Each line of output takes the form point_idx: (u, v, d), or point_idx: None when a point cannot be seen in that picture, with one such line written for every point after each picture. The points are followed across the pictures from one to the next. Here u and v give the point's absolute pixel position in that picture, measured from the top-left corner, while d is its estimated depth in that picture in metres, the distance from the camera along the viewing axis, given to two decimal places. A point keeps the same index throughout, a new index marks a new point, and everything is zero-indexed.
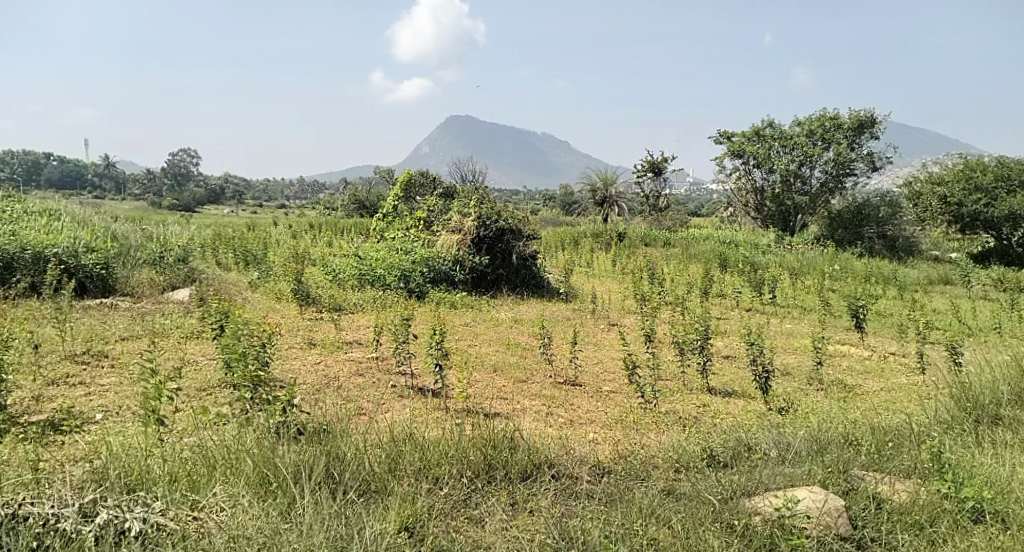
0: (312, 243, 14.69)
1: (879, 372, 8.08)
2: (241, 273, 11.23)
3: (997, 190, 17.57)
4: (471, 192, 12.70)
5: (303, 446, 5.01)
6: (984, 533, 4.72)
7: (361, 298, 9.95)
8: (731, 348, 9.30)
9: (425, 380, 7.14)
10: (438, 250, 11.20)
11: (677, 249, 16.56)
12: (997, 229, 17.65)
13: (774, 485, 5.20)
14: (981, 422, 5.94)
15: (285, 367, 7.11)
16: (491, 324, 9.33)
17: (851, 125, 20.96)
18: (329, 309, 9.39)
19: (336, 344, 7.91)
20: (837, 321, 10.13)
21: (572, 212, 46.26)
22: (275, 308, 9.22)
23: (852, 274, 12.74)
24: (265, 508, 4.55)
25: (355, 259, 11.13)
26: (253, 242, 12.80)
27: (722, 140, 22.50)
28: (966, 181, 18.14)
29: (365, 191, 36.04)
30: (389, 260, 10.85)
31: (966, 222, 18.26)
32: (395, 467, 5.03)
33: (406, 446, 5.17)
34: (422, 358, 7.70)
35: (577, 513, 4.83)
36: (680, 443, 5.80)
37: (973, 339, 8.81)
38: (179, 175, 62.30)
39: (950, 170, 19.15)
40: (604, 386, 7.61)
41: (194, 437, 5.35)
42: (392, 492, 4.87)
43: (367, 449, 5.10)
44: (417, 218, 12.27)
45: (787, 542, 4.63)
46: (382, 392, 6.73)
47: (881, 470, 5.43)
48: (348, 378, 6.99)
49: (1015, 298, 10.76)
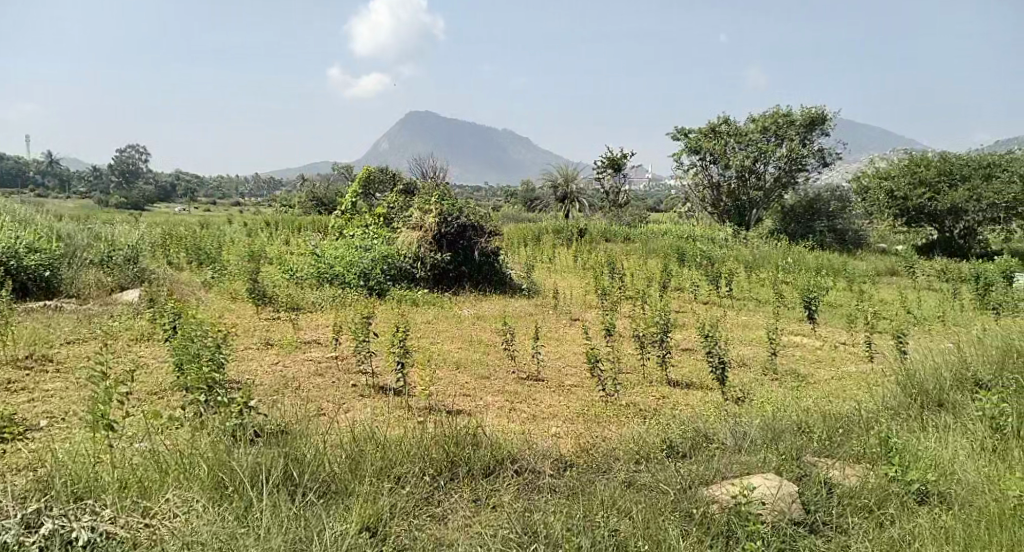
0: (267, 241, 14.60)
1: (830, 361, 8.35)
2: (193, 273, 11.14)
3: (940, 184, 18.11)
4: (431, 188, 12.71)
5: (261, 448, 5.02)
6: (928, 513, 4.90)
7: (320, 296, 9.94)
8: (689, 341, 9.51)
9: (386, 379, 7.19)
10: (399, 248, 11.23)
11: (637, 244, 16.81)
12: (939, 222, 18.55)
13: (730, 474, 5.39)
14: (927, 407, 6.15)
15: (241, 368, 7.10)
16: (454, 321, 9.40)
17: (802, 122, 21.40)
18: (287, 308, 9.37)
19: (293, 343, 7.91)
20: (790, 312, 10.41)
21: (532, 208, 46.29)
22: (230, 308, 9.18)
23: (803, 267, 13.06)
24: (220, 512, 4.53)
25: (313, 257, 11.10)
26: (205, 241, 12.66)
27: (678, 136, 22.78)
28: (911, 176, 18.70)
29: (320, 188, 35.68)
30: (349, 258, 10.86)
31: (912, 215, 18.94)
32: (357, 467, 5.07)
33: (368, 445, 5.22)
34: (383, 357, 7.74)
35: (540, 506, 4.91)
36: (639, 435, 5.96)
37: (918, 327, 9.11)
38: (127, 172, 60.83)
39: (896, 165, 19.77)
40: (566, 381, 7.73)
41: (146, 442, 5.33)
42: (354, 491, 4.89)
43: (327, 450, 5.14)
44: (378, 215, 12.29)
45: (744, 529, 4.75)
46: (343, 391, 6.77)
47: (832, 456, 5.64)
48: (307, 378, 7.01)
49: (960, 288, 11.15)
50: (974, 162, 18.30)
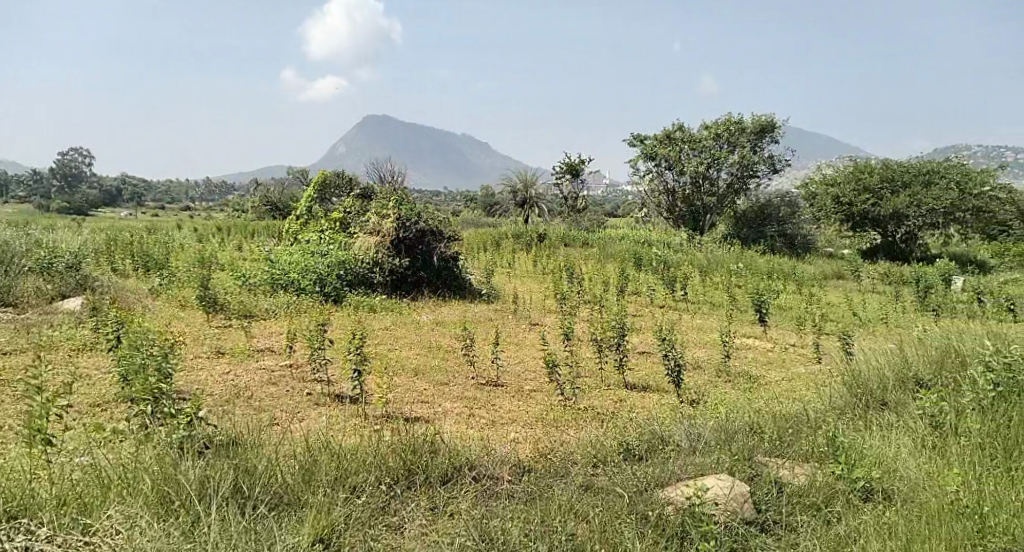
0: (219, 247, 14.44)
1: (780, 363, 8.56)
2: (140, 280, 10.97)
3: (883, 191, 18.88)
4: (388, 192, 12.69)
5: (209, 461, 4.97)
6: (873, 510, 5.04)
7: (273, 303, 9.87)
8: (646, 344, 9.67)
9: (342, 386, 7.19)
10: (356, 253, 11.19)
11: (595, 249, 16.99)
12: (882, 227, 19.13)
13: (685, 475, 5.50)
14: (871, 406, 6.35)
15: (190, 378, 7.03)
16: (412, 327, 9.41)
17: (753, 130, 21.80)
18: (239, 316, 9.29)
19: (245, 351, 7.86)
20: (743, 315, 10.64)
21: (491, 213, 46.29)
22: (179, 316, 9.06)
23: (754, 271, 13.34)
24: (165, 528, 4.48)
25: (266, 263, 11.01)
26: (153, 247, 12.47)
27: (634, 143, 23.04)
28: (856, 182, 19.39)
29: (274, 193, 35.27)
30: (304, 264, 10.81)
31: (856, 220, 19.44)
32: (310, 477, 5.06)
33: (322, 455, 5.22)
34: (339, 365, 7.72)
35: (497, 513, 4.95)
36: (597, 439, 6.07)
37: (864, 329, 9.37)
38: (70, 177, 59.42)
39: (842, 171, 20.52)
40: (525, 386, 7.81)
41: (88, 455, 5.26)
42: (307, 503, 4.88)
43: (280, 462, 5.12)
44: (334, 220, 12.24)
45: (697, 529, 4.86)
46: (298, 400, 6.75)
47: (783, 455, 5.79)
48: (260, 387, 6.97)
49: (903, 290, 11.52)
50: (914, 169, 19.03)
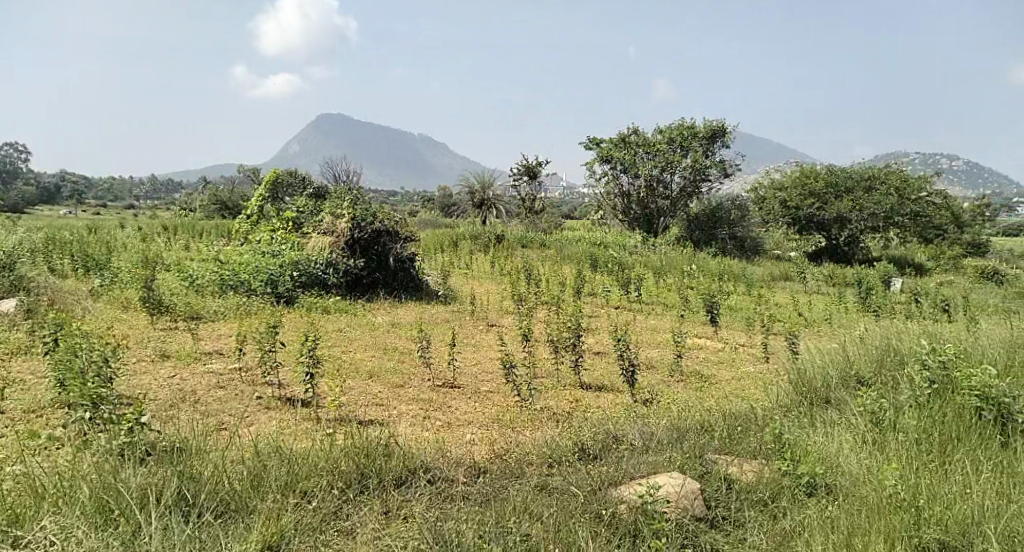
0: (165, 247, 14.23)
1: (730, 362, 8.78)
2: (80, 280, 10.77)
3: (827, 196, 19.62)
4: (342, 191, 12.63)
5: (151, 468, 4.91)
6: (816, 505, 5.17)
7: (222, 305, 9.78)
8: (601, 345, 9.82)
9: (293, 390, 7.18)
10: (310, 254, 11.13)
11: (552, 250, 17.16)
12: (827, 230, 19.93)
13: (638, 474, 5.62)
14: (815, 404, 6.57)
15: (133, 382, 6.94)
16: (367, 329, 9.42)
17: (705, 134, 22.21)
18: (185, 319, 9.19)
19: (192, 355, 7.78)
20: (694, 316, 10.85)
21: (448, 214, 46.16)
22: (121, 319, 8.92)
23: (706, 272, 13.63)
24: (104, 537, 4.41)
25: (214, 264, 10.86)
26: (94, 248, 12.23)
27: (590, 145, 23.25)
28: (802, 187, 20.11)
29: (224, 191, 34.73)
30: (255, 265, 10.66)
31: (802, 224, 20.31)
32: (259, 483, 5.06)
33: (271, 461, 5.21)
34: (290, 368, 7.69)
35: (451, 515, 5.02)
36: (553, 439, 6.18)
37: (809, 329, 9.67)
38: (7, 173, 57.56)
39: (789, 176, 21.17)
40: (481, 387, 7.88)
41: (21, 464, 5.17)
42: (255, 510, 4.86)
43: (228, 467, 5.09)
44: (286, 220, 12.19)
45: (649, 527, 4.97)
46: (247, 404, 6.72)
47: (732, 452, 5.95)
48: (207, 391, 6.92)
49: (846, 292, 11.92)
50: (857, 175, 19.79)
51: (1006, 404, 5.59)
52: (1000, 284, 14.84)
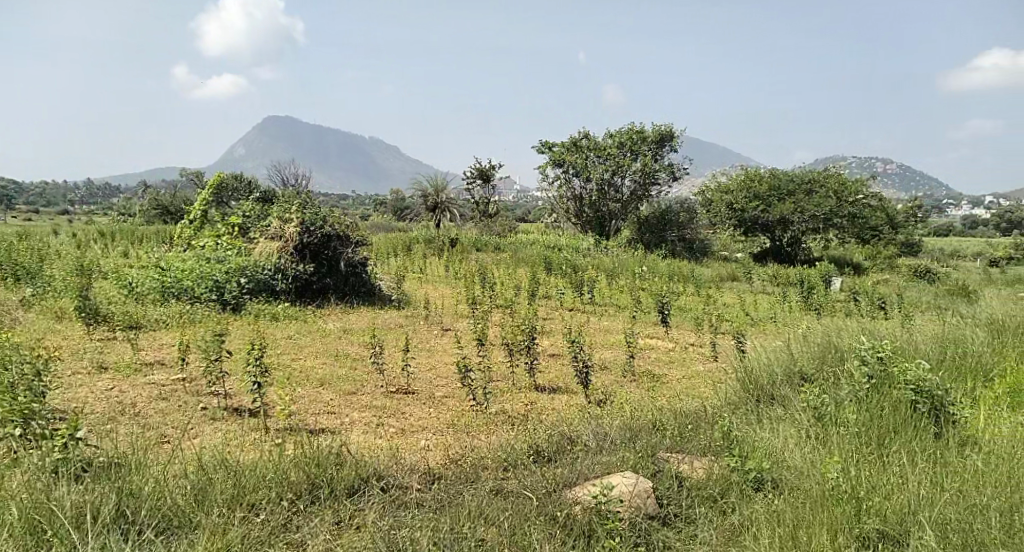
0: (102, 254, 13.89)
1: (680, 361, 8.94)
2: (11, 291, 10.47)
3: (771, 199, 20.21)
4: (291, 196, 12.52)
5: (87, 485, 4.82)
6: (762, 498, 5.29)
7: (163, 313, 9.60)
8: (556, 347, 9.90)
9: (240, 400, 7.09)
10: (257, 259, 10.99)
11: (506, 254, 17.24)
12: (771, 232, 20.50)
13: (592, 475, 5.70)
14: (761, 400, 6.74)
15: (68, 396, 6.79)
16: (318, 336, 9.36)
17: (654, 138, 22.61)
18: (123, 328, 9.01)
19: (132, 366, 7.64)
20: (646, 317, 11.02)
21: (401, 217, 45.84)
22: (55, 330, 8.70)
23: (657, 274, 13.84)
24: None
25: (156, 270, 10.65)
26: (26, 254, 11.88)
27: (542, 149, 23.39)
28: (747, 190, 20.63)
29: (166, 196, 33.96)
30: (200, 271, 10.50)
31: (747, 226, 20.80)
32: (205, 496, 5.01)
33: (217, 475, 5.16)
34: (237, 378, 7.60)
35: (405, 523, 5.03)
36: (508, 442, 6.22)
37: (755, 327, 9.91)
38: None
39: (734, 179, 21.67)
40: (437, 392, 7.89)
41: None
42: (199, 525, 4.79)
43: (170, 482, 5.02)
44: (232, 225, 12.05)
45: (603, 527, 5.04)
46: (191, 416, 6.63)
47: (683, 450, 6.06)
48: (147, 404, 6.81)
49: (789, 291, 12.26)
50: (798, 178, 20.49)
51: (938, 397, 5.84)
52: (932, 282, 15.43)
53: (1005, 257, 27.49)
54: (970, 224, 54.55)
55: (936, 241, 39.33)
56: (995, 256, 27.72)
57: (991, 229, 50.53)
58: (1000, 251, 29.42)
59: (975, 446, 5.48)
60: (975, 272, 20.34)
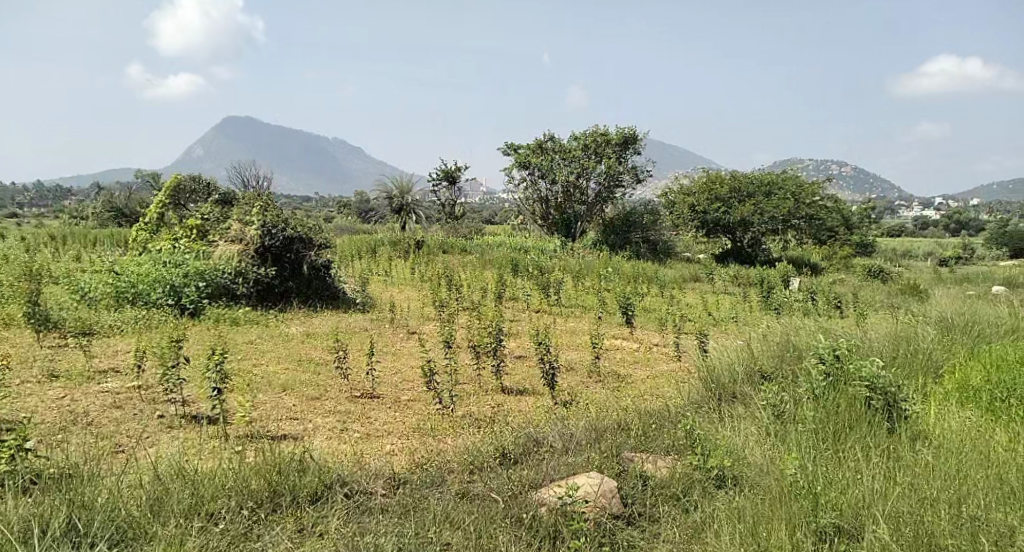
0: (55, 259, 13.62)
1: (645, 361, 9.02)
2: None
3: (732, 200, 20.50)
4: (252, 197, 12.40)
5: (37, 498, 4.76)
6: (724, 495, 5.35)
7: (118, 319, 9.43)
8: (522, 348, 9.94)
9: (198, 407, 7.01)
10: (216, 263, 10.84)
11: (472, 255, 17.24)
12: (732, 233, 20.82)
13: (557, 476, 5.71)
14: (723, 399, 6.82)
15: (17, 405, 6.66)
16: (280, 340, 9.29)
17: (618, 141, 22.76)
18: (76, 334, 8.85)
19: (84, 374, 7.51)
20: (611, 318, 11.10)
21: (366, 219, 45.54)
22: (4, 337, 8.52)
23: (621, 274, 13.94)
24: None
25: (109, 275, 10.45)
26: None
27: (508, 151, 23.41)
28: (709, 193, 20.79)
29: (123, 199, 33.33)
30: (156, 275, 10.31)
31: (709, 228, 21.06)
32: (161, 507, 4.95)
33: (174, 484, 5.11)
34: (195, 384, 7.51)
35: (369, 529, 5.01)
36: (474, 445, 6.21)
37: (717, 327, 10.05)
38: None
39: (696, 181, 21.91)
40: (402, 396, 7.87)
41: None
42: (155, 537, 4.71)
43: (125, 494, 4.96)
44: (191, 228, 11.89)
45: (569, 527, 5.07)
46: (147, 424, 6.54)
47: (648, 449, 6.11)
48: (101, 412, 6.71)
49: (749, 291, 12.45)
50: (757, 180, 20.83)
51: (891, 393, 5.97)
52: (885, 281, 15.81)
53: (953, 259, 28.30)
54: (921, 224, 55.90)
55: (886, 241, 40.31)
56: (944, 257, 28.52)
57: (940, 229, 51.85)
58: (948, 252, 30.28)
59: (925, 441, 5.60)
60: (927, 272, 20.89)
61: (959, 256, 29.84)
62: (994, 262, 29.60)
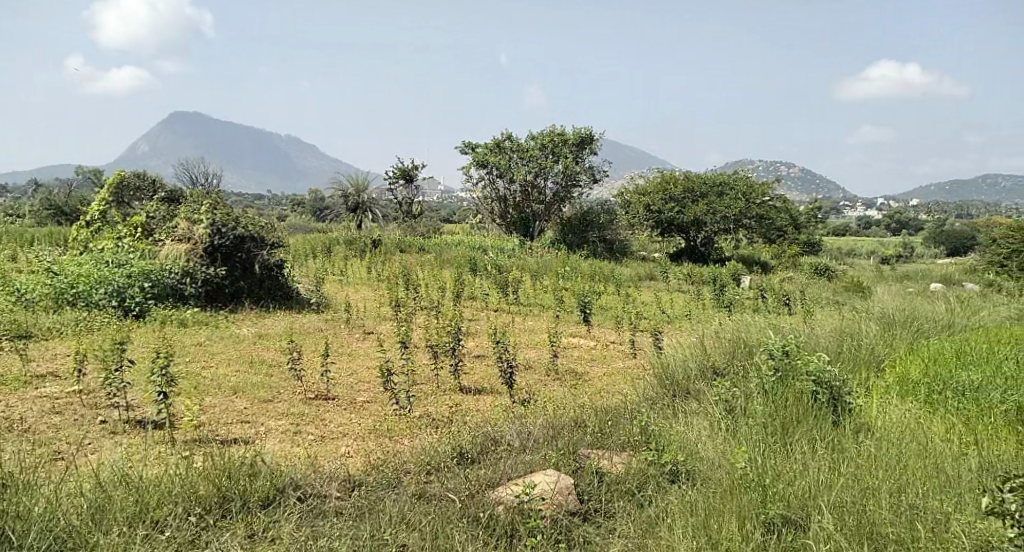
0: None
1: (602, 358, 9.07)
2: None
3: (685, 200, 20.78)
4: (200, 195, 12.17)
5: None
6: (676, 490, 5.38)
7: (59, 321, 9.18)
8: (480, 348, 9.92)
9: (143, 411, 6.85)
10: (163, 263, 10.61)
11: (430, 255, 17.17)
12: (686, 232, 21.09)
13: (513, 475, 5.70)
14: (677, 395, 6.88)
15: None
16: (231, 342, 9.13)
17: (574, 141, 22.86)
18: (13, 338, 8.58)
19: (22, 379, 7.29)
20: (568, 317, 11.14)
21: (319, 219, 44.98)
22: None
23: (578, 273, 14.02)
24: None
25: (49, 275, 10.16)
26: None
27: (465, 149, 23.32)
28: (663, 193, 21.06)
29: (65, 199, 32.38)
30: (99, 275, 10.06)
31: (664, 227, 21.29)
32: (104, 515, 4.84)
33: (118, 491, 4.99)
34: (140, 388, 7.34)
35: (323, 533, 4.94)
36: (431, 446, 6.16)
37: (672, 325, 10.15)
38: None
39: (651, 181, 22.13)
40: (358, 397, 7.79)
41: None
42: (98, 546, 4.61)
43: (66, 503, 4.83)
44: (135, 226, 11.62)
45: (525, 526, 5.06)
46: (88, 430, 6.37)
47: (604, 446, 6.13)
48: (39, 418, 6.52)
49: (701, 289, 12.62)
50: (710, 181, 21.16)
51: (836, 387, 6.09)
52: (832, 279, 16.17)
53: (893, 257, 29.19)
54: (866, 222, 57.43)
55: (830, 239, 41.43)
56: (885, 255, 29.37)
57: (882, 227, 53.24)
58: (887, 251, 31.23)
59: (868, 433, 5.71)
60: (870, 269, 21.49)
61: (898, 255, 30.85)
62: (931, 260, 31.25)
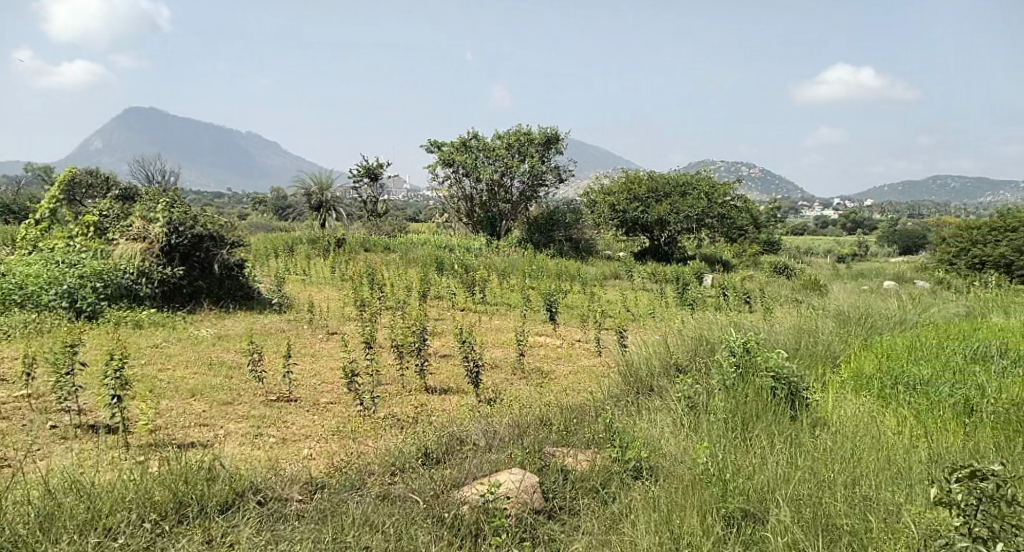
0: None
1: (568, 357, 9.05)
2: None
3: (650, 200, 20.92)
4: (157, 193, 11.92)
5: None
6: (639, 485, 5.37)
7: (9, 324, 8.93)
8: (446, 347, 9.85)
9: (96, 416, 6.68)
10: (117, 263, 10.38)
11: (395, 254, 17.03)
12: (650, 232, 21.23)
13: (478, 474, 5.65)
14: (641, 392, 6.89)
15: None
16: (190, 344, 8.95)
17: (540, 140, 22.86)
18: None
19: None
20: (534, 316, 11.11)
21: (282, 219, 44.39)
22: None
23: (544, 272, 14.00)
24: None
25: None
26: None
27: (432, 148, 23.19)
28: (628, 193, 21.17)
29: (19, 198, 31.54)
30: (50, 276, 9.80)
31: (628, 226, 21.40)
32: (52, 524, 4.71)
33: (68, 498, 4.85)
34: (93, 392, 7.16)
35: (283, 537, 4.85)
36: (395, 447, 6.08)
37: (637, 324, 10.18)
38: None
39: (616, 180, 22.22)
40: (321, 398, 7.67)
41: None
42: None
43: (13, 513, 4.67)
44: (87, 225, 11.34)
45: (490, 525, 5.01)
46: (38, 436, 6.19)
47: (568, 444, 6.10)
48: None
49: (665, 287, 12.68)
50: (673, 181, 21.36)
51: (794, 383, 6.15)
52: (792, 277, 16.38)
53: (850, 256, 29.73)
54: (824, 222, 58.27)
55: (790, 238, 42.04)
56: (841, 255, 29.91)
57: (839, 227, 54.18)
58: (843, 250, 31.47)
59: (825, 427, 5.77)
60: (829, 267, 21.83)
61: (853, 255, 31.48)
62: (885, 259, 30.59)
